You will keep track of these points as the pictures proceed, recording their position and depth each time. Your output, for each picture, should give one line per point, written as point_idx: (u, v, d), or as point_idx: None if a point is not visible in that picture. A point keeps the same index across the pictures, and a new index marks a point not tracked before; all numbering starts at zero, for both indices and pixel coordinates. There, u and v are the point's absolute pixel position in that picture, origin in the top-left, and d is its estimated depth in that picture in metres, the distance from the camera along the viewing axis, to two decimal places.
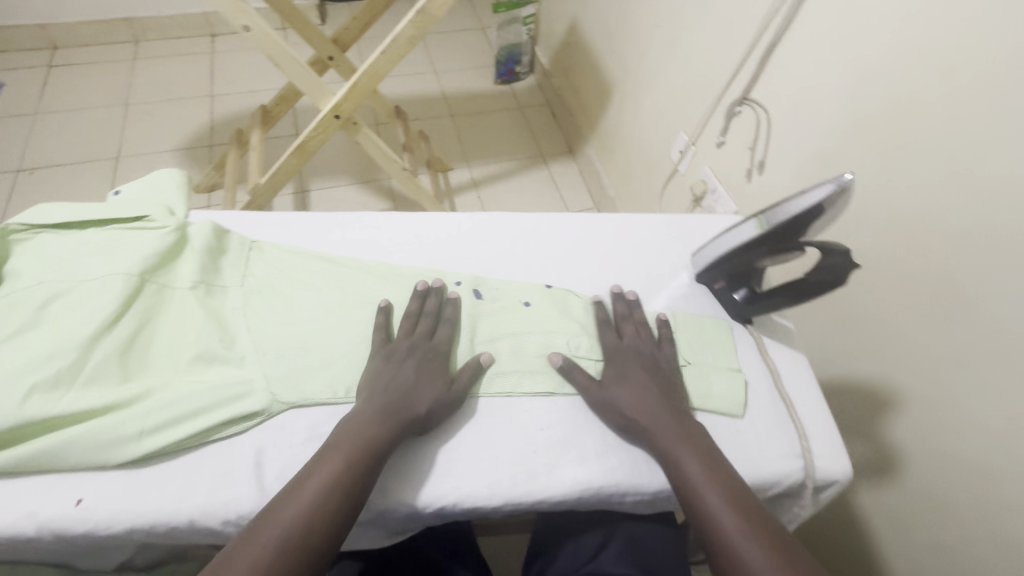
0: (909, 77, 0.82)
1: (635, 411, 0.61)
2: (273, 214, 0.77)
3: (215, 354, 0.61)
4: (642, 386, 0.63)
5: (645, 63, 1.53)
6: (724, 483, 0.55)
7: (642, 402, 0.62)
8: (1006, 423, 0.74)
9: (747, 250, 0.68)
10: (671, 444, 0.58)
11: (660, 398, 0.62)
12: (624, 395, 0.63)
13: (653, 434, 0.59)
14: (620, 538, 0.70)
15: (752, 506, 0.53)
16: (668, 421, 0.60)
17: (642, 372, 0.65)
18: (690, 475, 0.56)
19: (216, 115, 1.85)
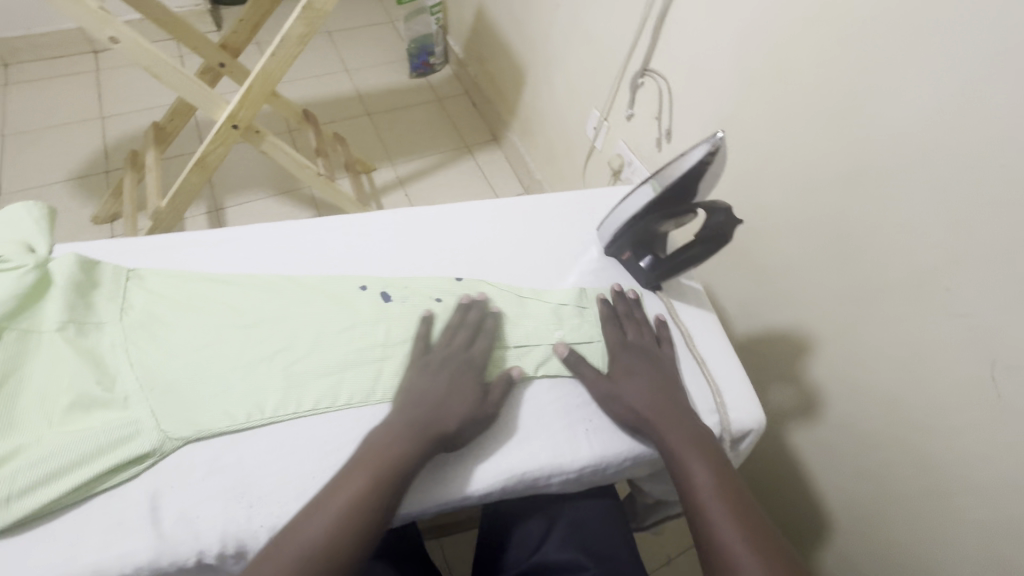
0: (784, 34, 0.86)
1: (646, 414, 0.61)
2: (152, 238, 0.71)
3: (94, 398, 0.56)
4: (657, 387, 0.63)
5: (552, 43, 1.52)
6: (729, 493, 0.55)
7: (656, 402, 0.61)
8: (904, 350, 0.79)
9: (646, 217, 0.69)
10: (682, 449, 0.58)
11: (674, 403, 0.62)
12: (633, 397, 0.62)
13: (665, 433, 0.59)
14: (567, 522, 0.68)
15: (754, 517, 0.54)
16: (683, 425, 0.60)
17: (657, 372, 0.64)
18: (697, 479, 0.56)
19: (108, 138, 1.70)
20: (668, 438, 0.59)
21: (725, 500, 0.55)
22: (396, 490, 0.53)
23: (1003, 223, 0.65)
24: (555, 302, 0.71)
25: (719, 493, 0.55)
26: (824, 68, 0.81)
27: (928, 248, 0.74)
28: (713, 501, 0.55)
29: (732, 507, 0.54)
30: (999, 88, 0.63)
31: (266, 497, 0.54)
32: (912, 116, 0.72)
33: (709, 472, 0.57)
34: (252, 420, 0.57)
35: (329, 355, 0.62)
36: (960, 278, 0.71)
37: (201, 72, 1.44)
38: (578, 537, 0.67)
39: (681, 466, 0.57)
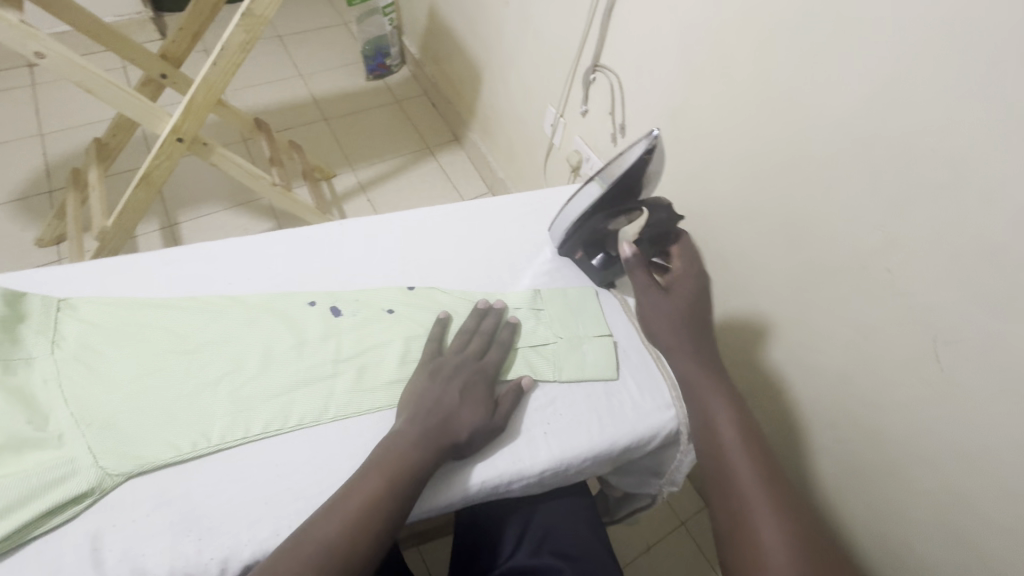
0: (722, 27, 0.87)
1: (660, 330, 0.66)
2: (85, 265, 0.68)
3: (24, 439, 0.53)
4: (683, 319, 0.66)
5: (505, 41, 1.51)
6: (744, 425, 0.58)
7: (679, 335, 0.65)
8: (854, 331, 0.82)
9: (594, 214, 0.70)
10: (700, 380, 0.62)
11: (694, 333, 0.65)
12: (656, 313, 0.67)
13: (684, 364, 0.64)
14: (540, 524, 0.66)
15: (763, 450, 0.56)
16: (701, 360, 0.64)
17: (686, 301, 0.67)
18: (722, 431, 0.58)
19: (49, 155, 1.62)
20: (687, 367, 0.64)
21: (738, 427, 0.58)
22: (405, 498, 0.52)
23: (935, 204, 0.67)
24: (509, 308, 0.71)
25: (733, 421, 0.58)
26: (764, 59, 0.82)
27: (869, 232, 0.76)
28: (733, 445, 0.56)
29: (743, 435, 0.57)
30: (924, 75, 0.65)
31: (217, 527, 0.52)
32: (848, 103, 0.73)
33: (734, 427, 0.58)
34: (198, 449, 0.55)
35: (277, 376, 0.61)
36: (900, 259, 0.73)
37: (142, 84, 1.38)
38: (552, 540, 0.65)
39: (701, 396, 0.61)
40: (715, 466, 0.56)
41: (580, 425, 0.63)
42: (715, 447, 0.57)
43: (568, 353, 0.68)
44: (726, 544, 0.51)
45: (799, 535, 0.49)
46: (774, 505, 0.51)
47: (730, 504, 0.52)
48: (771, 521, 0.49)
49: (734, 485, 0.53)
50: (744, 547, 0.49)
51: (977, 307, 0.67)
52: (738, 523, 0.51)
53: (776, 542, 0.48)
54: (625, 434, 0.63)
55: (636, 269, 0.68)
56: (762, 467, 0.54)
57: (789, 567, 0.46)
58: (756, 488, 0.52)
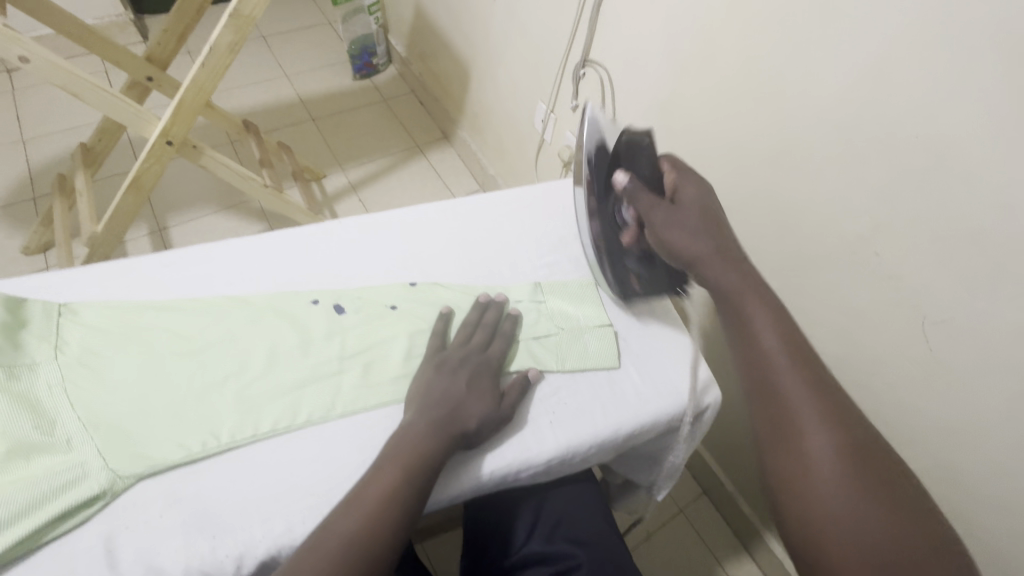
0: (709, 21, 0.88)
1: (682, 244, 0.61)
2: (84, 269, 0.68)
3: (33, 444, 0.53)
4: (700, 225, 0.62)
5: (493, 38, 1.52)
6: (788, 334, 0.55)
7: (699, 242, 0.61)
8: (844, 315, 0.84)
9: (602, 213, 0.71)
10: (732, 287, 0.58)
11: (709, 232, 0.62)
12: (673, 231, 0.62)
13: (715, 270, 0.59)
14: (551, 512, 0.67)
15: (808, 356, 0.53)
16: (729, 267, 0.60)
17: (695, 207, 0.64)
18: (756, 327, 0.55)
19: (32, 162, 1.60)
20: (715, 275, 0.59)
21: (780, 334, 0.54)
22: (419, 488, 0.52)
23: (920, 190, 0.70)
24: (510, 302, 0.72)
25: (775, 329, 0.55)
26: (751, 52, 0.84)
27: (857, 217, 0.78)
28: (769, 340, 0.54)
29: (787, 342, 0.54)
30: (907, 64, 0.67)
31: (231, 525, 0.52)
32: (834, 93, 0.75)
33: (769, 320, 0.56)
34: (208, 449, 0.56)
35: (284, 374, 0.61)
36: (888, 244, 0.75)
37: (128, 87, 1.36)
38: (563, 527, 0.66)
39: (739, 305, 0.57)
40: (760, 376, 0.53)
41: (583, 414, 0.64)
42: (758, 356, 0.54)
43: (570, 344, 0.69)
44: (769, 452, 0.50)
45: (849, 440, 0.48)
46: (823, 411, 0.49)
47: (778, 415, 0.51)
48: (821, 428, 0.48)
49: (781, 394, 0.51)
50: (792, 456, 0.48)
51: (959, 287, 0.69)
52: (785, 434, 0.50)
53: (827, 449, 0.47)
54: (629, 421, 0.64)
55: (638, 193, 0.64)
56: (810, 373, 0.52)
57: (837, 467, 0.46)
58: (804, 394, 0.50)
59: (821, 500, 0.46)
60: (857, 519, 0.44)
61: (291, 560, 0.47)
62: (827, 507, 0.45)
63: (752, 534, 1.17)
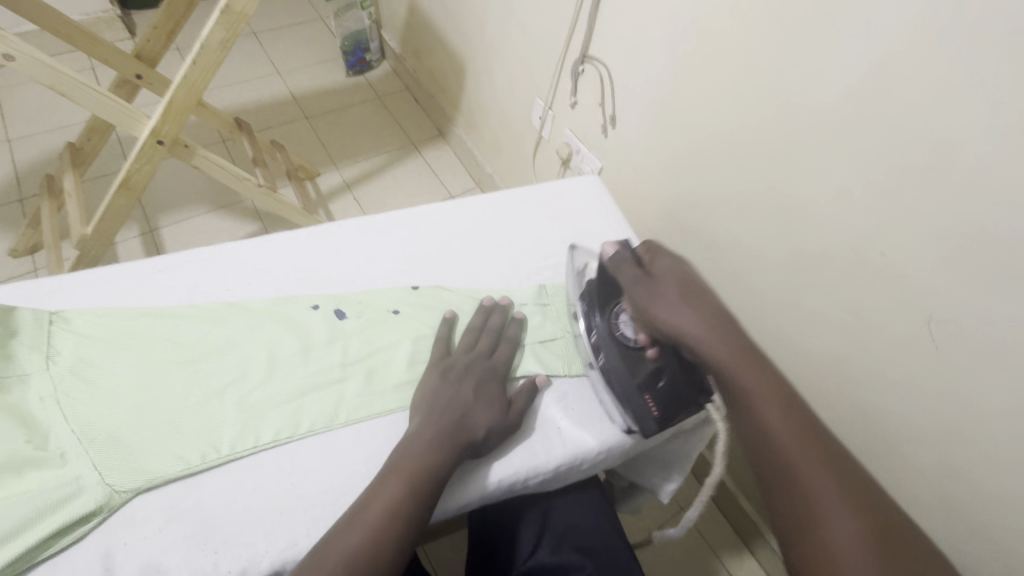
0: (711, 16, 0.87)
1: (667, 320, 0.57)
2: (75, 275, 0.66)
3: (24, 458, 0.51)
4: (686, 296, 0.58)
5: (489, 33, 1.49)
6: (790, 406, 0.51)
7: (686, 312, 0.57)
8: (848, 314, 0.83)
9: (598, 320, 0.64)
10: (726, 356, 0.54)
11: (692, 297, 0.58)
12: (659, 307, 0.58)
13: (704, 339, 0.55)
14: (558, 520, 0.66)
15: (815, 431, 0.50)
16: (720, 335, 0.55)
17: (676, 274, 0.61)
18: (748, 387, 0.52)
19: (18, 162, 1.56)
20: (706, 346, 0.55)
21: (783, 409, 0.51)
22: (427, 498, 0.51)
23: (926, 188, 0.69)
24: (515, 304, 0.71)
25: (777, 402, 0.51)
26: (753, 49, 0.83)
27: (861, 216, 0.77)
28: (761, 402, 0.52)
29: (791, 417, 0.50)
30: (913, 60, 0.66)
31: (233, 538, 0.51)
32: (839, 89, 0.74)
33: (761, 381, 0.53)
34: (208, 461, 0.54)
35: (285, 382, 0.60)
36: (893, 243, 0.74)
37: (117, 85, 1.33)
38: (571, 537, 0.64)
39: (738, 375, 0.53)
40: (767, 459, 0.49)
41: (591, 420, 0.63)
42: (761, 435, 0.50)
43: (576, 348, 0.68)
44: (786, 537, 0.47)
45: (872, 527, 0.44)
46: (842, 497, 0.46)
47: (792, 503, 0.47)
48: (839, 515, 0.45)
49: (794, 479, 0.47)
50: (815, 553, 0.44)
51: (967, 287, 0.69)
52: (803, 524, 0.46)
53: (852, 542, 0.43)
54: None
55: (620, 265, 0.64)
56: (821, 450, 0.48)
57: (854, 533, 0.44)
58: (810, 468, 0.47)
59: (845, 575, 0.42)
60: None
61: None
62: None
63: (752, 532, 1.17)
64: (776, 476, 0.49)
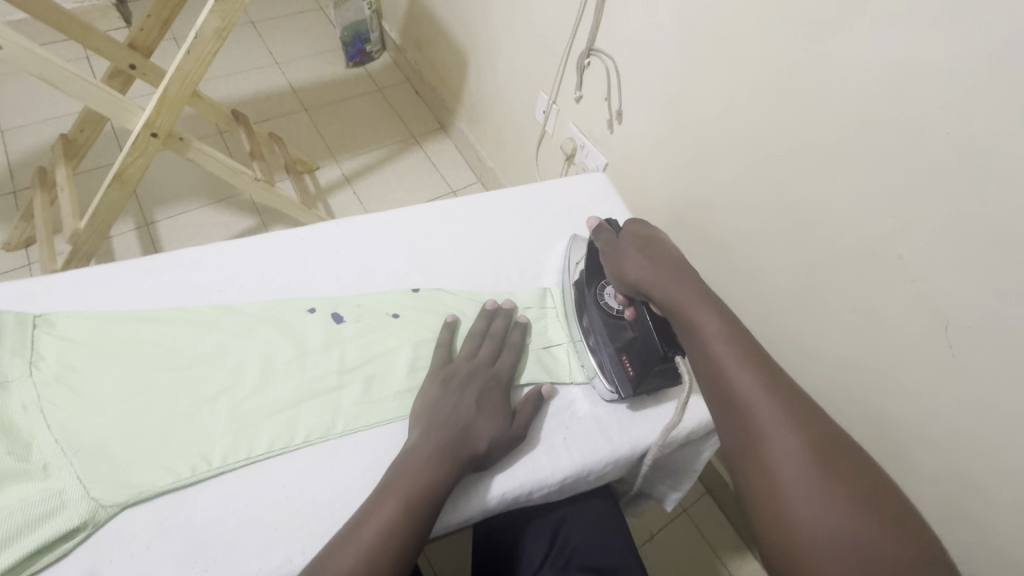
0: (725, 9, 0.83)
1: (636, 274, 0.61)
2: (61, 275, 0.63)
3: (5, 471, 0.48)
4: (646, 252, 0.62)
5: (492, 25, 1.46)
6: (738, 337, 0.51)
7: (644, 264, 0.60)
8: (860, 319, 0.81)
9: (586, 290, 0.66)
10: (679, 298, 0.56)
11: (656, 251, 0.61)
12: (629, 263, 0.62)
13: (665, 286, 0.57)
14: (563, 539, 0.64)
15: (765, 361, 0.50)
16: (675, 280, 0.58)
17: (639, 235, 0.64)
18: (703, 325, 0.53)
19: (12, 153, 1.53)
20: (662, 290, 0.57)
21: (731, 340, 0.51)
22: (427, 516, 0.49)
23: (948, 189, 0.66)
24: (520, 308, 0.68)
25: (726, 334, 0.51)
26: (768, 42, 0.79)
27: (878, 218, 0.74)
28: (715, 337, 0.52)
29: (739, 346, 0.50)
30: (939, 55, 0.62)
31: (224, 556, 0.49)
32: (859, 85, 0.71)
33: (715, 318, 0.53)
34: (198, 474, 0.52)
35: (279, 391, 0.57)
36: (911, 246, 0.71)
37: (110, 75, 1.30)
38: (579, 555, 0.62)
39: (689, 313, 0.54)
40: (714, 388, 0.50)
41: (597, 429, 0.61)
42: (712, 368, 0.51)
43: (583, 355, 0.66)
44: (737, 464, 0.46)
45: (813, 443, 0.43)
46: (783, 415, 0.45)
47: (736, 426, 0.47)
48: (784, 437, 0.44)
49: (739, 402, 0.47)
50: (754, 470, 0.44)
51: (988, 295, 0.66)
52: (745, 443, 0.46)
53: (791, 457, 0.43)
54: (644, 438, 0.61)
55: (600, 233, 0.68)
56: (768, 377, 0.48)
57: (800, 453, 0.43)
58: (760, 395, 0.47)
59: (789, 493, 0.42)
60: (830, 532, 0.39)
61: None
62: (795, 498, 0.41)
63: None
64: (727, 407, 0.48)
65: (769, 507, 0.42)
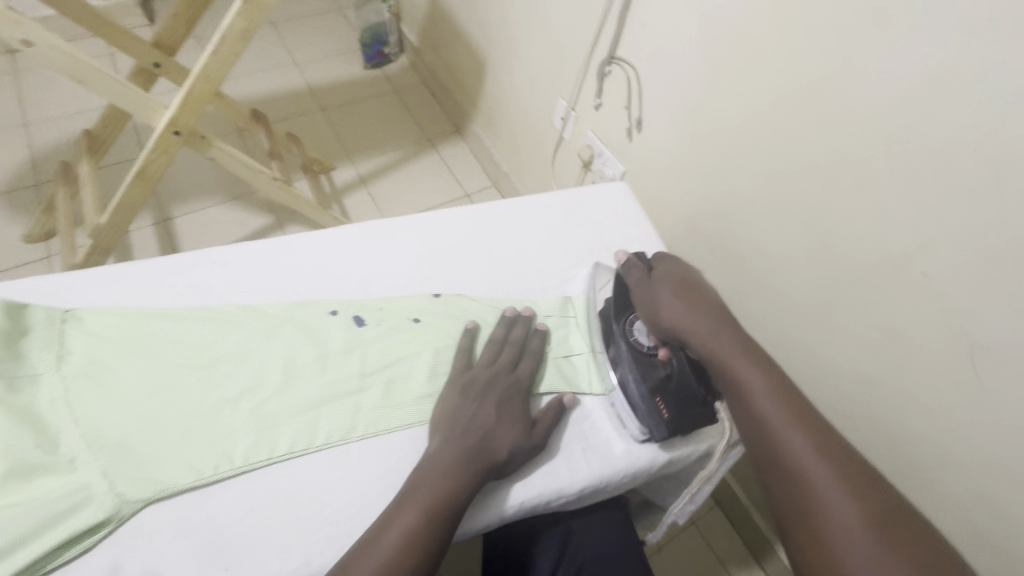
0: (751, 21, 0.83)
1: (673, 316, 0.60)
2: (87, 271, 0.64)
3: (33, 464, 0.49)
4: (683, 297, 0.62)
5: (512, 30, 1.46)
6: (786, 395, 0.52)
7: (683, 310, 0.60)
8: (880, 335, 0.80)
9: (614, 327, 0.64)
10: (721, 350, 0.56)
11: (693, 296, 0.61)
12: (664, 304, 0.62)
13: (704, 333, 0.58)
14: (573, 548, 0.63)
15: (811, 419, 0.51)
16: (715, 329, 0.58)
17: (675, 277, 0.64)
18: (747, 381, 0.54)
19: (36, 147, 1.55)
20: (701, 340, 0.58)
21: (778, 397, 0.52)
22: (447, 524, 0.49)
23: (977, 208, 0.65)
24: (540, 317, 0.68)
25: (773, 391, 0.52)
26: (794, 55, 0.79)
27: (903, 234, 0.73)
28: (759, 394, 0.53)
29: (788, 408, 0.51)
30: (972, 72, 0.62)
31: (244, 556, 0.49)
32: (886, 102, 0.70)
33: (759, 372, 0.54)
34: (220, 473, 0.52)
35: (301, 391, 0.58)
36: (936, 263, 0.71)
37: (135, 73, 1.32)
38: (589, 565, 0.62)
39: (730, 365, 0.55)
40: (764, 447, 0.50)
41: (615, 441, 0.61)
42: (757, 425, 0.51)
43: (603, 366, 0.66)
44: (788, 527, 0.47)
45: (876, 516, 0.44)
46: (843, 486, 0.46)
47: (792, 494, 0.47)
48: (837, 502, 0.45)
49: (789, 465, 0.48)
50: (819, 546, 0.44)
51: (1014, 317, 0.65)
52: (805, 515, 0.46)
53: (847, 524, 0.44)
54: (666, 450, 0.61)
55: (631, 270, 0.67)
56: (820, 442, 0.49)
57: (855, 521, 0.44)
58: (810, 458, 0.48)
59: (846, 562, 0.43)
60: None
61: None
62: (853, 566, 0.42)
63: (764, 547, 1.14)
64: (776, 468, 0.49)
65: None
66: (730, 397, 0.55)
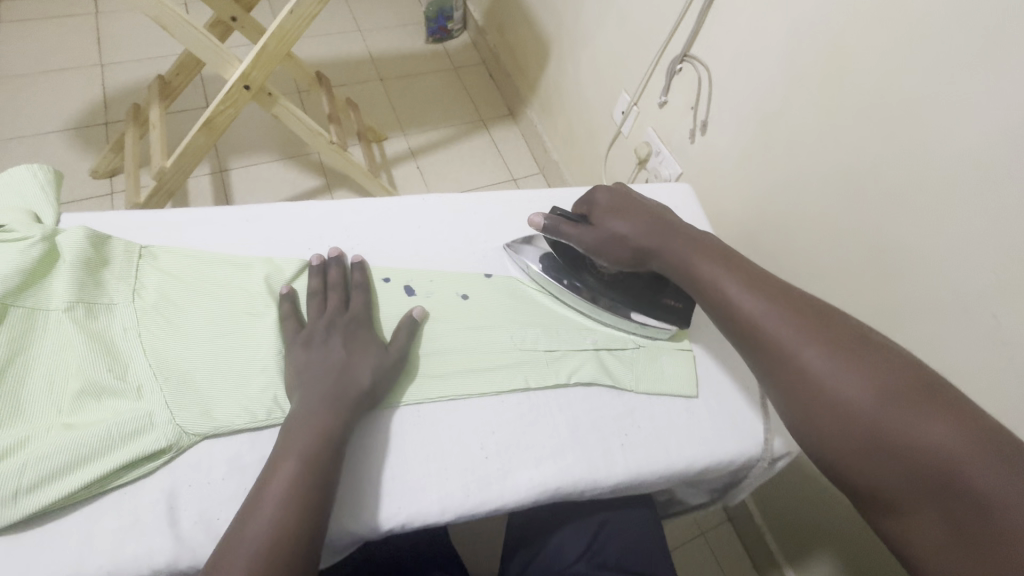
0: (844, 32, 0.79)
1: (641, 240, 0.62)
2: (163, 212, 0.67)
3: (105, 386, 0.52)
4: (633, 210, 0.64)
5: (585, 17, 1.43)
6: (748, 282, 0.54)
7: (642, 231, 0.62)
8: (937, 374, 0.76)
9: (598, 299, 0.66)
10: (686, 254, 0.59)
11: (641, 213, 0.63)
12: (629, 233, 0.62)
13: (666, 247, 0.60)
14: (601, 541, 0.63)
15: (783, 296, 0.52)
16: (673, 230, 0.61)
17: (614, 192, 0.66)
18: (712, 279, 0.56)
19: (110, 88, 1.61)
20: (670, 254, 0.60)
21: (743, 288, 0.54)
22: (330, 461, 0.49)
23: None
24: (373, 276, 0.66)
25: (735, 284, 0.55)
26: (888, 75, 0.75)
27: (980, 273, 0.69)
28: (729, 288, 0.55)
29: (752, 290, 0.53)
30: None
31: None
32: (984, 137, 0.66)
33: (719, 268, 0.57)
34: (273, 418, 0.54)
35: None
36: (1012, 306, 0.67)
37: (212, 25, 1.35)
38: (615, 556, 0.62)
39: (695, 268, 0.58)
40: (751, 338, 0.52)
41: (657, 440, 0.60)
42: (739, 322, 0.53)
43: (648, 363, 0.66)
44: (800, 411, 0.48)
45: (869, 369, 0.45)
46: (827, 347, 0.47)
47: (791, 379, 0.48)
48: (832, 366, 0.46)
49: (782, 350, 0.49)
50: (830, 409, 0.46)
51: None
52: (811, 399, 0.47)
53: (843, 385, 0.45)
54: (704, 456, 0.61)
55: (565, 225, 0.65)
56: (788, 310, 0.51)
57: (858, 376, 0.45)
58: (796, 338, 0.49)
59: (857, 416, 0.44)
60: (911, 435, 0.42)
61: (231, 525, 0.45)
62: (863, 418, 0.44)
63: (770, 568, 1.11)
64: (769, 361, 0.50)
65: (853, 433, 0.44)
66: (705, 302, 0.57)
